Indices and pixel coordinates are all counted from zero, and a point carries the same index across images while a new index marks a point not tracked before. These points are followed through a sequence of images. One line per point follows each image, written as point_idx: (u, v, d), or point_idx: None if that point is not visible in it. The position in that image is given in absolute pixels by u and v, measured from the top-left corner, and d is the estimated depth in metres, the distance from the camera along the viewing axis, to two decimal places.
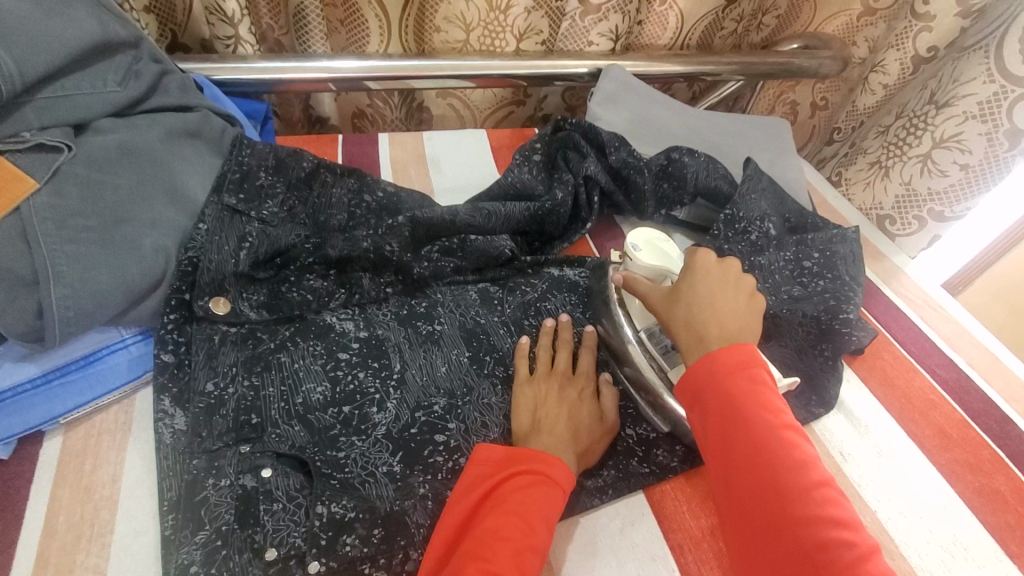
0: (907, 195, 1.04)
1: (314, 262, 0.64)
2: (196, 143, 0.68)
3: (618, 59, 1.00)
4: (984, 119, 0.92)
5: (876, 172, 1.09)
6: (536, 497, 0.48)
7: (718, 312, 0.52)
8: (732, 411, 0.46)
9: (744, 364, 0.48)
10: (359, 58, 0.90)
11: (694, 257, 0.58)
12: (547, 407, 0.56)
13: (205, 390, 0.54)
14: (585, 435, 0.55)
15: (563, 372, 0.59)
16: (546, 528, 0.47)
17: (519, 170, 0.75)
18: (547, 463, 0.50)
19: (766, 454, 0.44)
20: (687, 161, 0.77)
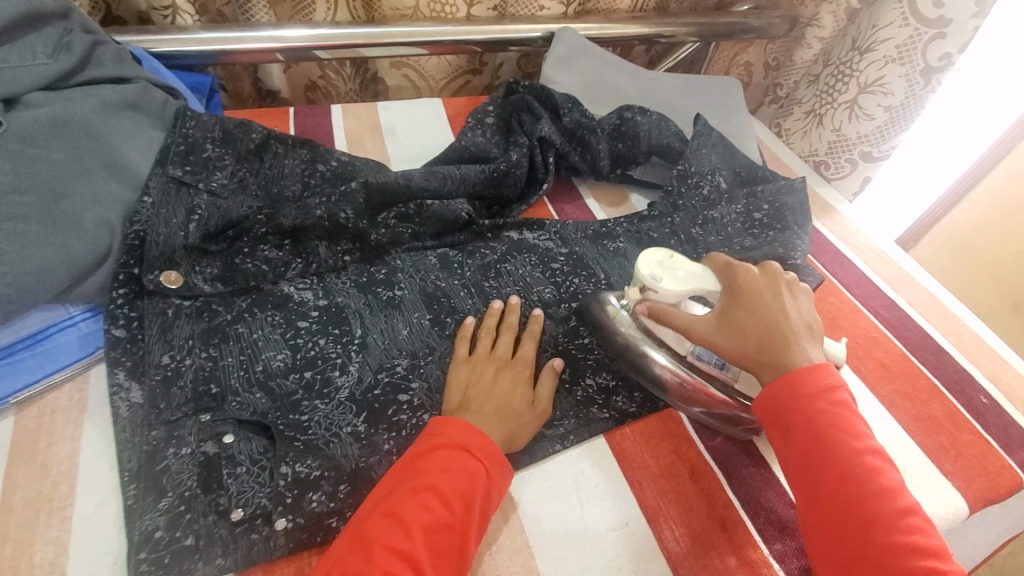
0: (840, 140, 1.09)
1: (268, 232, 0.64)
2: (137, 116, 0.66)
3: (570, 23, 1.01)
4: (902, 62, 0.97)
5: (811, 120, 1.13)
6: (456, 472, 0.45)
7: (780, 330, 0.52)
8: (816, 437, 0.47)
9: (825, 386, 0.49)
10: (308, 26, 0.88)
11: (736, 272, 0.56)
12: (477, 389, 0.54)
13: (161, 363, 0.54)
14: (514, 417, 0.53)
15: (501, 356, 0.58)
16: (466, 503, 0.44)
17: (473, 133, 0.75)
18: (471, 436, 0.48)
19: (846, 479, 0.45)
20: (639, 120, 0.79)
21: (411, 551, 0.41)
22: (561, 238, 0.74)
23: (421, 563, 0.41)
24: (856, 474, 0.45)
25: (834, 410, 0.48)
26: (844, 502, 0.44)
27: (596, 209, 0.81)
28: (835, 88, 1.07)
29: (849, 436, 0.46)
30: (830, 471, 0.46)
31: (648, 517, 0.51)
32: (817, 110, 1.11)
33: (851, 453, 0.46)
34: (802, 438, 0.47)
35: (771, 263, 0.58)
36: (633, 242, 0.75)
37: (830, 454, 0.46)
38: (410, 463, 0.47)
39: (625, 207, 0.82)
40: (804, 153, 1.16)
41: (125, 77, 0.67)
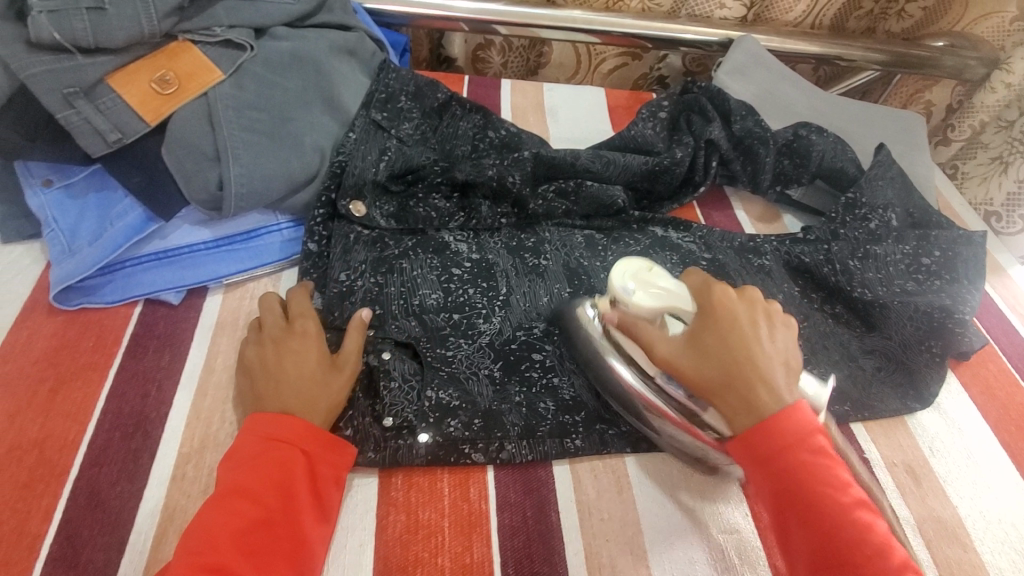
0: (1017, 195, 0.93)
1: (441, 183, 0.70)
2: (352, 61, 0.74)
3: (749, 31, 0.99)
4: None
5: (994, 167, 0.97)
6: (268, 467, 0.45)
7: (750, 365, 0.47)
8: (794, 488, 0.43)
9: (804, 431, 0.44)
10: (491, 1, 0.94)
11: (710, 293, 0.51)
12: (263, 381, 0.49)
13: (339, 279, 0.61)
14: (314, 384, 0.49)
15: (275, 329, 0.53)
16: (282, 494, 0.44)
17: (643, 124, 0.76)
18: (275, 425, 0.46)
19: (829, 527, 0.41)
20: (814, 139, 0.76)
21: (223, 559, 0.40)
22: (705, 243, 0.73)
23: (242, 567, 0.40)
24: (847, 526, 0.41)
25: (813, 458, 0.43)
26: (833, 552, 0.41)
27: (745, 222, 0.79)
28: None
29: (829, 485, 0.42)
30: (809, 520, 0.42)
31: (760, 531, 0.51)
32: (1004, 158, 0.95)
33: (834, 505, 0.42)
34: (774, 489, 0.44)
35: (751, 289, 0.52)
36: (780, 263, 0.73)
37: (818, 505, 0.42)
38: (222, 469, 0.45)
39: (775, 226, 0.80)
40: (976, 200, 1.00)
41: (348, 26, 0.75)
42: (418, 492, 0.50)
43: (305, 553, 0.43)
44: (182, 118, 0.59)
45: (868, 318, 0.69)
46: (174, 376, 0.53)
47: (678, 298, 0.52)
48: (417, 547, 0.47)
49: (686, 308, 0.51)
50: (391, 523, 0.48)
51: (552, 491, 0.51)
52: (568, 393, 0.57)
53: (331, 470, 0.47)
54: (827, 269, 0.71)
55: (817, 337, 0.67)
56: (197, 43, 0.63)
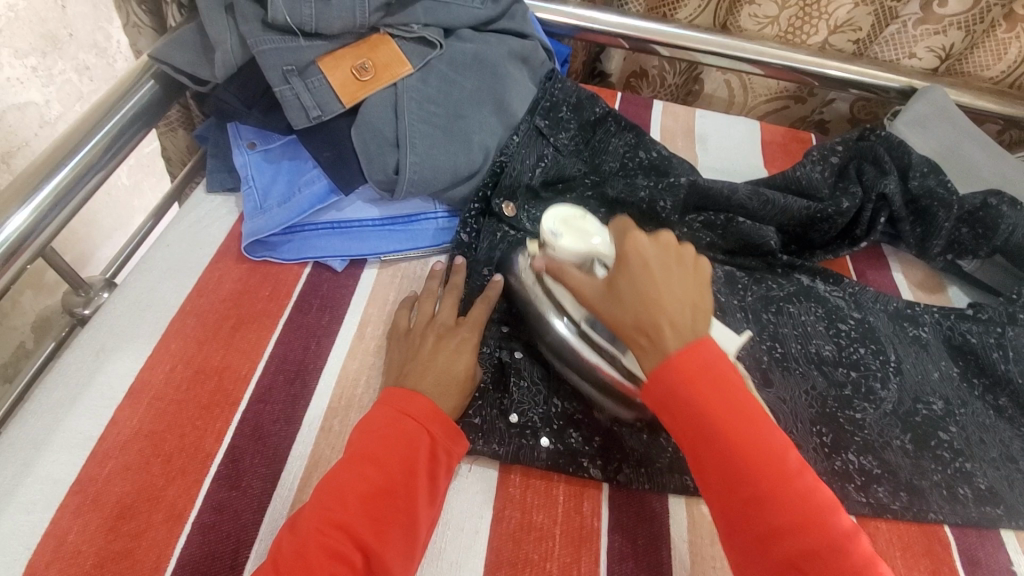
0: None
1: (591, 196, 0.72)
2: (523, 68, 0.77)
3: (937, 79, 0.92)
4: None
5: None
6: (392, 437, 0.46)
7: (661, 306, 0.46)
8: (701, 424, 0.42)
9: (706, 365, 0.43)
10: (664, 24, 0.93)
11: (625, 240, 0.49)
12: (415, 363, 0.53)
13: (483, 273, 0.64)
14: (451, 387, 0.51)
15: (442, 323, 0.57)
16: (403, 468, 0.45)
17: (810, 167, 0.72)
18: (406, 400, 0.48)
19: (731, 441, 0.41)
20: (1005, 211, 0.68)
21: (349, 520, 0.42)
22: (856, 302, 0.68)
23: (363, 530, 0.42)
24: (749, 449, 0.41)
25: (712, 389, 0.42)
26: (740, 478, 0.41)
27: (903, 287, 0.73)
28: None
29: (730, 407, 0.42)
30: (717, 453, 0.41)
31: None
32: None
33: (734, 424, 0.42)
34: (687, 428, 0.42)
35: (664, 232, 0.51)
36: (938, 337, 0.67)
37: (723, 434, 0.41)
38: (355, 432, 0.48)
39: (937, 296, 0.73)
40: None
41: (525, 33, 0.78)
42: (534, 493, 0.51)
43: (418, 533, 0.44)
44: (373, 105, 0.65)
45: None
46: (331, 336, 0.58)
47: (601, 244, 0.56)
48: (528, 548, 0.48)
49: (608, 253, 0.55)
50: (506, 517, 0.49)
51: (665, 527, 0.50)
52: None
53: (449, 456, 0.48)
54: (996, 354, 0.64)
55: (973, 428, 0.60)
56: (395, 37, 0.68)
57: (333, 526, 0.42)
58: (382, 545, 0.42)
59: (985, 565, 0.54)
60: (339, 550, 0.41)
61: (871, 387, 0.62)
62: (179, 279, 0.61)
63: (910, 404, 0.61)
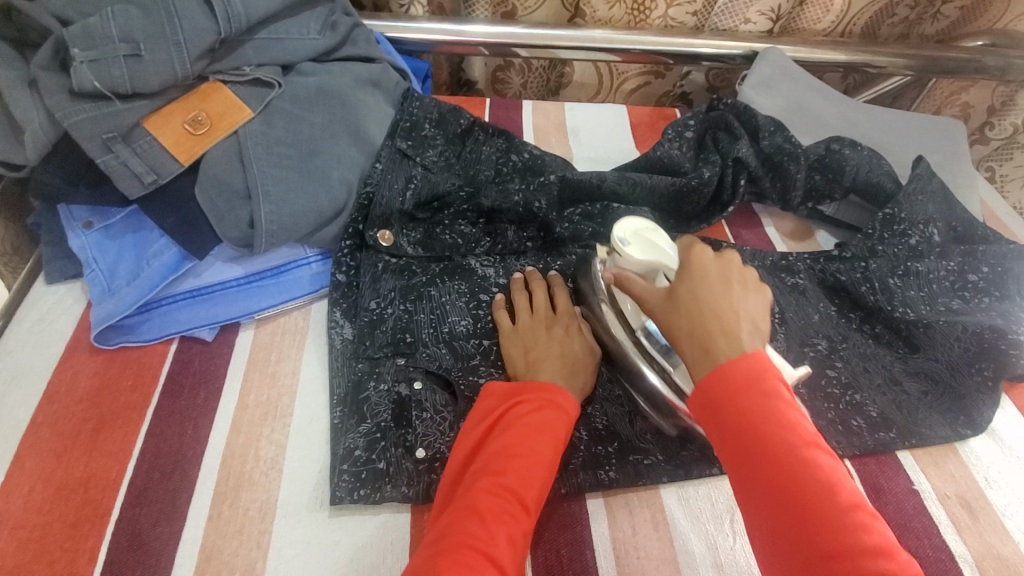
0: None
1: (467, 209, 0.70)
2: (376, 91, 0.75)
3: (775, 42, 0.98)
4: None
5: None
6: (543, 421, 0.49)
7: (716, 318, 0.45)
8: (769, 465, 0.40)
9: (776, 409, 0.41)
10: (513, 24, 0.94)
11: (689, 253, 0.50)
12: (535, 351, 0.57)
13: (369, 307, 0.62)
14: (573, 366, 0.56)
15: (544, 314, 0.60)
16: (555, 448, 0.48)
17: (669, 145, 0.75)
18: (549, 393, 0.51)
19: (815, 498, 0.39)
20: (847, 154, 0.74)
21: (511, 482, 0.45)
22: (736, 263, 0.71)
23: (522, 494, 0.45)
24: (822, 504, 0.38)
25: (783, 429, 0.41)
26: (776, 484, 0.40)
27: (776, 240, 0.78)
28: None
29: (814, 471, 0.39)
30: (786, 499, 0.39)
31: None
32: None
33: (817, 480, 0.39)
34: (750, 462, 0.41)
35: (730, 254, 0.50)
36: (814, 281, 0.71)
37: (793, 483, 0.39)
38: (488, 417, 0.50)
39: (808, 243, 0.78)
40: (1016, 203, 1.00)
41: (372, 57, 0.76)
42: None
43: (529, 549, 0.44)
44: (214, 158, 0.61)
45: (913, 339, 0.65)
46: (209, 415, 0.54)
47: (668, 256, 0.52)
48: None
49: (674, 265, 0.52)
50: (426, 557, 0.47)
51: (588, 530, 0.50)
52: (601, 422, 0.56)
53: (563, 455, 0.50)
54: (865, 287, 0.68)
55: (856, 360, 0.64)
56: (228, 83, 0.64)
57: (494, 491, 0.44)
58: (536, 504, 0.45)
59: (888, 490, 0.57)
60: (506, 508, 0.44)
61: None
62: (27, 387, 0.54)
63: (798, 350, 0.64)
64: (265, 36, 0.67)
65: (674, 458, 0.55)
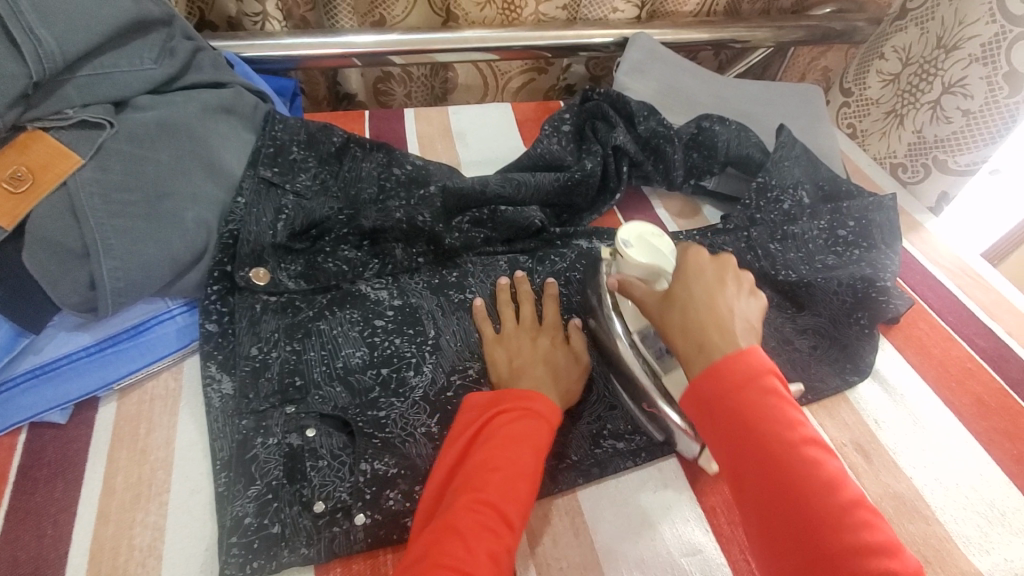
0: (918, 143, 0.97)
1: (349, 233, 0.66)
2: (231, 119, 0.69)
3: (643, 27, 1.00)
4: (987, 63, 0.87)
5: (891, 121, 1.01)
6: (523, 430, 0.48)
7: (712, 319, 0.47)
8: (747, 429, 0.42)
9: (756, 379, 0.43)
10: (382, 32, 0.90)
11: (686, 257, 0.52)
12: (520, 358, 0.57)
13: (250, 355, 0.56)
14: (560, 374, 0.56)
15: (532, 324, 0.60)
16: (537, 456, 0.47)
17: (548, 140, 0.75)
18: (530, 399, 0.50)
19: (790, 464, 0.41)
20: (717, 130, 0.76)
21: (491, 496, 0.44)
22: None
23: (505, 507, 0.44)
24: (795, 466, 0.41)
25: (762, 399, 0.43)
26: (761, 455, 0.41)
27: (667, 219, 0.80)
28: (918, 87, 0.96)
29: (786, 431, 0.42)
30: (766, 462, 0.41)
31: (720, 543, 0.51)
32: (898, 111, 1.00)
33: (793, 443, 0.41)
34: (732, 431, 0.43)
35: (725, 255, 0.53)
36: None
37: (770, 446, 0.41)
38: (467, 431, 0.49)
39: (697, 219, 0.80)
40: (879, 155, 1.03)
41: (221, 82, 0.71)
42: None
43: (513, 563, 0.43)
44: (40, 217, 0.53)
45: (796, 299, 0.68)
46: (70, 508, 0.48)
47: (668, 260, 0.54)
48: None
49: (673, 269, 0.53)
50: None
51: None
52: None
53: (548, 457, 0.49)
54: (750, 256, 0.69)
55: None
56: (50, 130, 0.56)
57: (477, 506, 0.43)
58: (517, 514, 0.44)
59: None
60: (487, 524, 0.43)
61: None
62: None
63: None
64: (89, 71, 0.60)
65: (589, 458, 0.55)
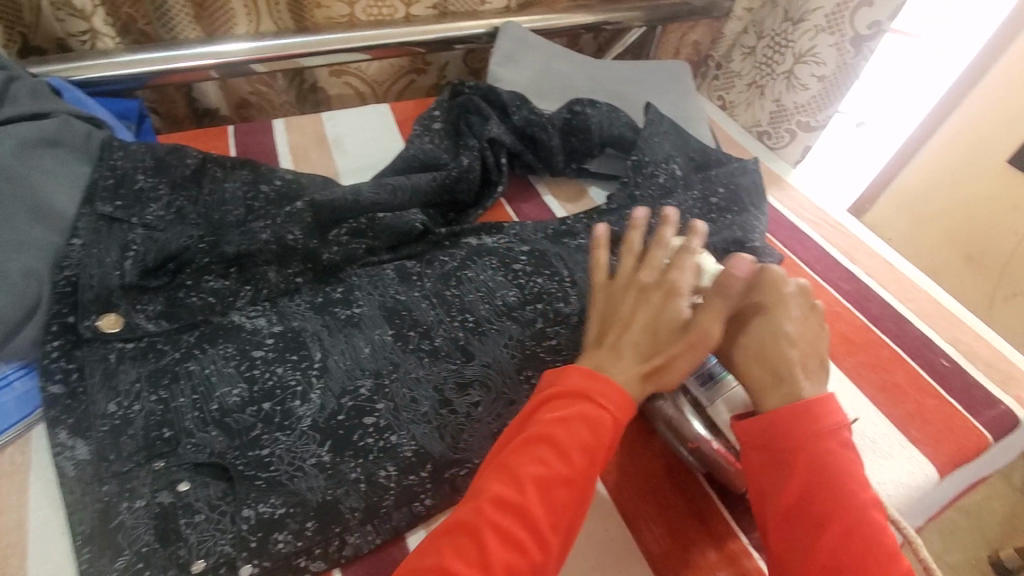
0: (778, 111, 1.06)
1: (211, 262, 0.61)
2: (60, 152, 0.62)
3: (512, 15, 0.99)
4: (833, 31, 0.95)
5: (754, 92, 1.10)
6: (571, 426, 0.45)
7: (778, 359, 0.50)
8: (819, 477, 0.44)
9: (832, 428, 0.46)
10: (251, 38, 0.85)
11: (766, 277, 0.53)
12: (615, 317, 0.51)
13: (108, 412, 0.51)
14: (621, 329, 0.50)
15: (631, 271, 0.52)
16: (588, 457, 0.45)
17: (420, 141, 0.74)
18: (593, 378, 0.47)
19: (856, 514, 0.43)
20: (589, 113, 0.78)
21: (525, 500, 0.43)
22: (520, 239, 0.73)
23: (538, 515, 0.42)
24: (868, 519, 0.43)
25: (841, 451, 0.45)
26: (829, 503, 0.43)
27: (554, 206, 0.80)
28: (773, 58, 1.05)
29: (857, 487, 0.44)
30: (833, 507, 0.43)
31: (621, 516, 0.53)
32: (758, 82, 1.09)
33: (861, 503, 0.43)
34: (802, 479, 0.45)
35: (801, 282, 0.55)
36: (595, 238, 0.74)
37: (840, 493, 0.44)
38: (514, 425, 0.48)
39: (583, 201, 0.81)
40: (747, 125, 1.12)
41: (44, 112, 0.63)
42: None
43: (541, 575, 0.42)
44: None
45: None
46: None
47: None
48: None
49: None
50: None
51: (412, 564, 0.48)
52: (409, 448, 0.53)
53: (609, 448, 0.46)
54: (634, 233, 0.72)
55: None
56: None
57: (500, 514, 0.42)
58: (552, 534, 0.43)
59: None
60: (516, 536, 0.41)
61: (556, 309, 0.66)
62: None
63: None
64: None
65: None
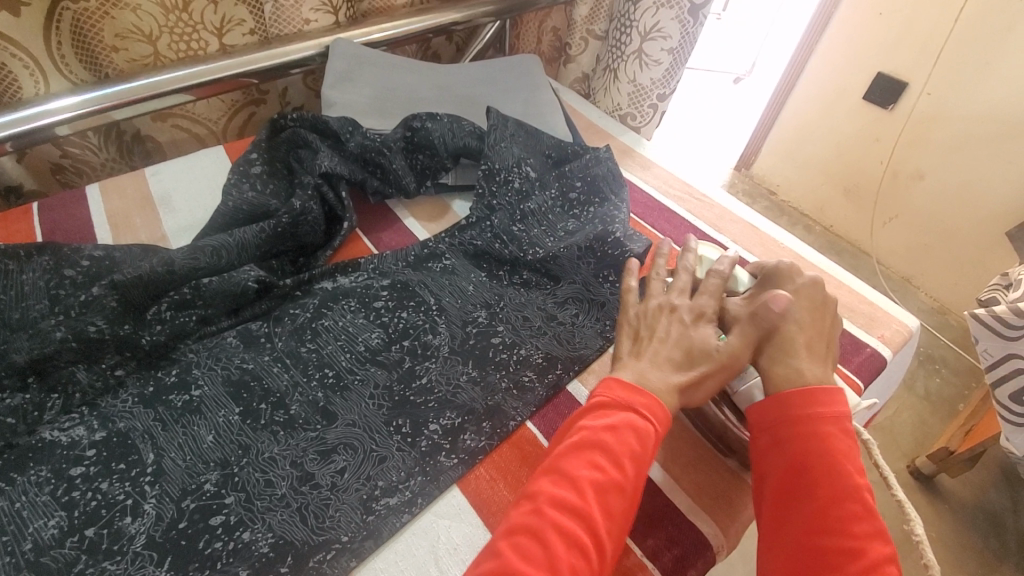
0: (636, 90, 1.06)
1: (3, 377, 0.52)
2: None
3: (343, 33, 0.92)
4: (672, 5, 0.94)
5: (608, 76, 1.09)
6: (618, 438, 0.43)
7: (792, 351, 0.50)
8: (813, 457, 0.44)
9: (835, 411, 0.46)
10: (76, 93, 0.74)
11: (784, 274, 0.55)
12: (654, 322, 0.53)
13: None
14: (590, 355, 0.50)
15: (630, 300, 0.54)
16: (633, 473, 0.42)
17: (244, 186, 0.68)
18: (630, 394, 0.46)
19: (831, 496, 0.42)
20: (430, 126, 0.74)
21: (574, 521, 0.39)
22: (379, 273, 0.68)
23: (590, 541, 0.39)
24: (845, 500, 0.42)
25: (839, 435, 0.45)
26: (811, 484, 0.43)
27: (416, 230, 0.75)
28: (621, 40, 1.03)
29: (844, 469, 0.43)
30: (819, 488, 0.43)
31: None
32: (611, 64, 1.08)
33: (845, 487, 0.42)
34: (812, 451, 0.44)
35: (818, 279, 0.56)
36: (459, 255, 0.70)
37: (827, 474, 0.43)
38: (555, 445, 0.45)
39: (446, 218, 0.77)
40: (609, 109, 1.12)
41: None
42: None
43: None
44: None
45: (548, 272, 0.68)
46: None
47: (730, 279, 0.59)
48: None
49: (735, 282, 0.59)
50: None
51: None
52: (264, 543, 0.47)
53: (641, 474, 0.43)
54: (498, 244, 0.69)
55: (514, 314, 0.65)
56: None
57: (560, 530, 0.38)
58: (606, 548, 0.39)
59: None
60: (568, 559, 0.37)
61: (424, 343, 0.62)
62: None
63: (460, 334, 0.63)
64: None
65: (361, 531, 0.49)
